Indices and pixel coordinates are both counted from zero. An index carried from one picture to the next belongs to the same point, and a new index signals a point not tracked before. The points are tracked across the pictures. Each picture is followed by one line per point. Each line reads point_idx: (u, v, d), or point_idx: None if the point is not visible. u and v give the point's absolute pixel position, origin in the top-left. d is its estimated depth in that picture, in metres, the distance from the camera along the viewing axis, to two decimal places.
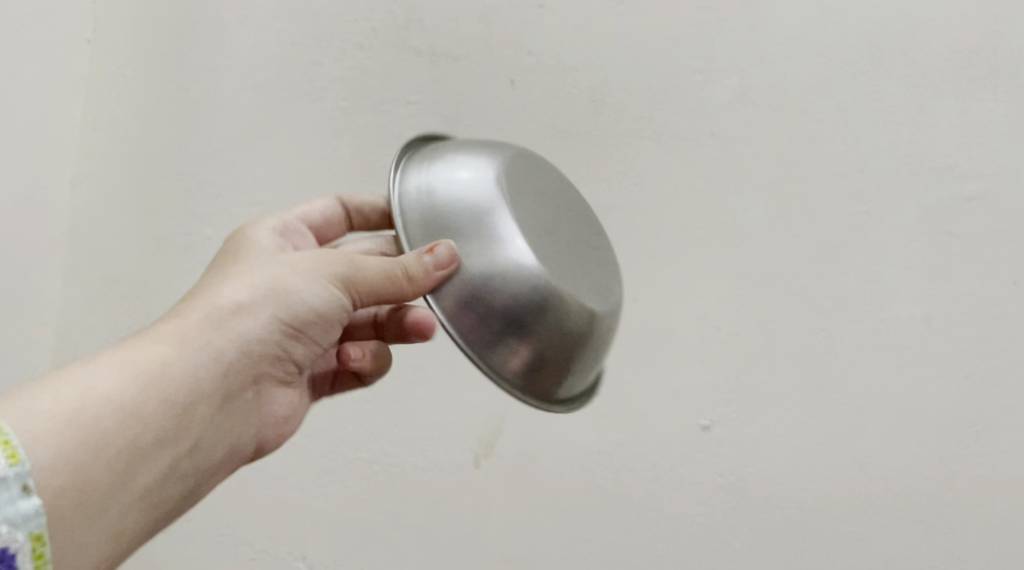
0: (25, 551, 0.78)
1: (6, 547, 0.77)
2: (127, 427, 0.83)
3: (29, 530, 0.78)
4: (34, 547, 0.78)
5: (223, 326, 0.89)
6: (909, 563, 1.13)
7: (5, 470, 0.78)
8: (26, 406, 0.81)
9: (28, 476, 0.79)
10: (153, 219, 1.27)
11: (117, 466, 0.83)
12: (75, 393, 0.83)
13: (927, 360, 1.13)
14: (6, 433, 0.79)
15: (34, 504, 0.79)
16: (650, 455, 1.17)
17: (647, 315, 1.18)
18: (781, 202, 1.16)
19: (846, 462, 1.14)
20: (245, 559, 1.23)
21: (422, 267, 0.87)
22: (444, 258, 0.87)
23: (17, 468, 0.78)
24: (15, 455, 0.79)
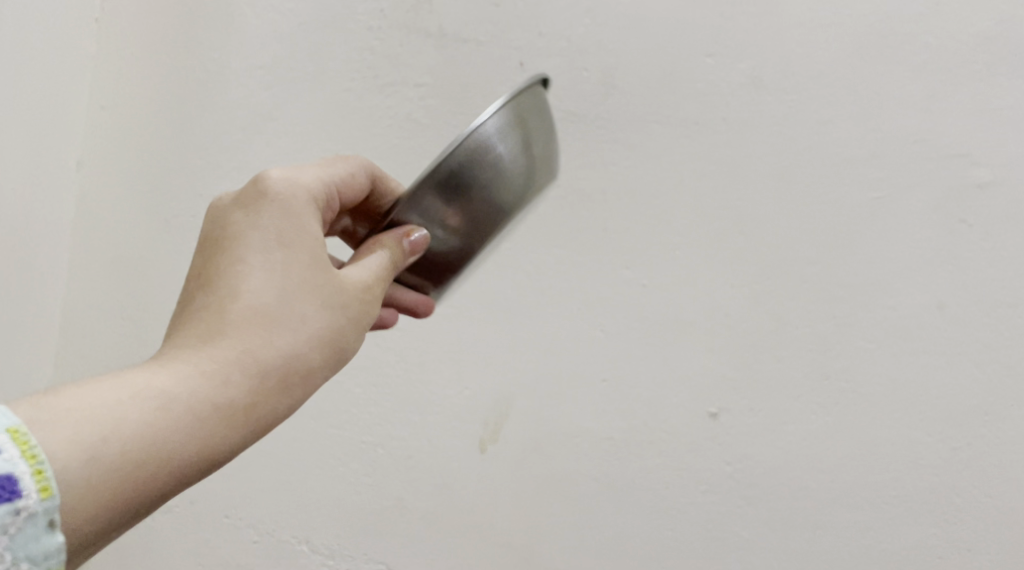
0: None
1: None
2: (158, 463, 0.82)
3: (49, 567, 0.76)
4: None
5: (265, 357, 0.85)
6: (918, 553, 1.13)
7: (33, 503, 0.76)
8: (80, 443, 0.79)
9: (56, 511, 0.77)
10: (159, 200, 1.26)
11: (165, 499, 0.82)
12: (128, 429, 0.81)
13: (938, 349, 1.12)
14: (41, 464, 0.77)
15: (58, 539, 0.77)
16: (657, 443, 1.16)
17: (655, 300, 1.16)
18: (792, 188, 1.14)
19: (855, 451, 1.13)
20: (249, 542, 1.23)
21: (399, 254, 0.90)
22: (418, 243, 0.90)
23: (47, 502, 0.76)
24: (46, 488, 0.77)
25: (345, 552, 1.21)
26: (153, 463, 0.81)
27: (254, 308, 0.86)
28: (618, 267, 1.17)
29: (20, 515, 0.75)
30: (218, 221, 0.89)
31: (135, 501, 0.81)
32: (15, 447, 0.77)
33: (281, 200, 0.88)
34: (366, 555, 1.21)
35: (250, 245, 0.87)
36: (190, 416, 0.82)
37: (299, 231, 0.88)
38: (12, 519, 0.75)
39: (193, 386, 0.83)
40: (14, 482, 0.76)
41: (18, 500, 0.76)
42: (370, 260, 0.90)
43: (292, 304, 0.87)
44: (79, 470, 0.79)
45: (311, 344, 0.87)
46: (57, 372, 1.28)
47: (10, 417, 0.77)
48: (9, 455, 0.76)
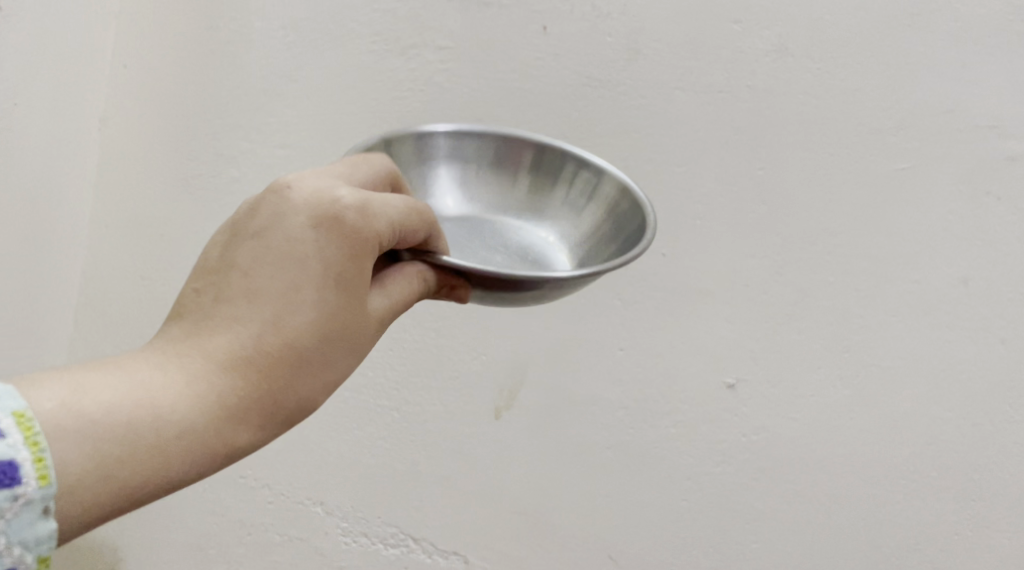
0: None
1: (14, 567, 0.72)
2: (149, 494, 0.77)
3: (39, 553, 0.72)
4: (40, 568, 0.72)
5: (283, 402, 0.81)
6: (933, 528, 1.12)
7: (31, 490, 0.72)
8: (88, 459, 0.75)
9: (52, 498, 0.73)
10: (180, 160, 1.26)
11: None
12: (137, 452, 0.76)
13: (962, 325, 1.10)
14: (42, 447, 0.73)
15: (50, 526, 0.73)
16: (674, 412, 1.15)
17: (675, 270, 1.15)
18: (818, 158, 1.13)
19: (874, 426, 1.12)
20: (264, 502, 1.24)
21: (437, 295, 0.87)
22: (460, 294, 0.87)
23: (45, 490, 0.73)
24: (45, 475, 0.73)
25: (360, 516, 1.22)
26: (153, 491, 0.77)
27: (289, 346, 0.80)
28: None
29: (17, 501, 0.72)
30: (279, 225, 0.80)
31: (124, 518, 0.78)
32: (19, 432, 0.73)
33: (353, 233, 0.80)
34: (381, 517, 1.22)
35: (300, 274, 0.80)
36: (197, 452, 0.78)
37: (355, 268, 0.81)
38: (8, 506, 0.71)
39: (208, 417, 0.78)
40: (15, 467, 0.72)
41: (17, 487, 0.72)
42: (406, 289, 0.85)
43: (324, 347, 0.81)
44: (81, 483, 0.74)
45: (326, 391, 0.82)
46: (80, 328, 1.30)
47: (18, 397, 0.73)
48: (13, 439, 0.72)
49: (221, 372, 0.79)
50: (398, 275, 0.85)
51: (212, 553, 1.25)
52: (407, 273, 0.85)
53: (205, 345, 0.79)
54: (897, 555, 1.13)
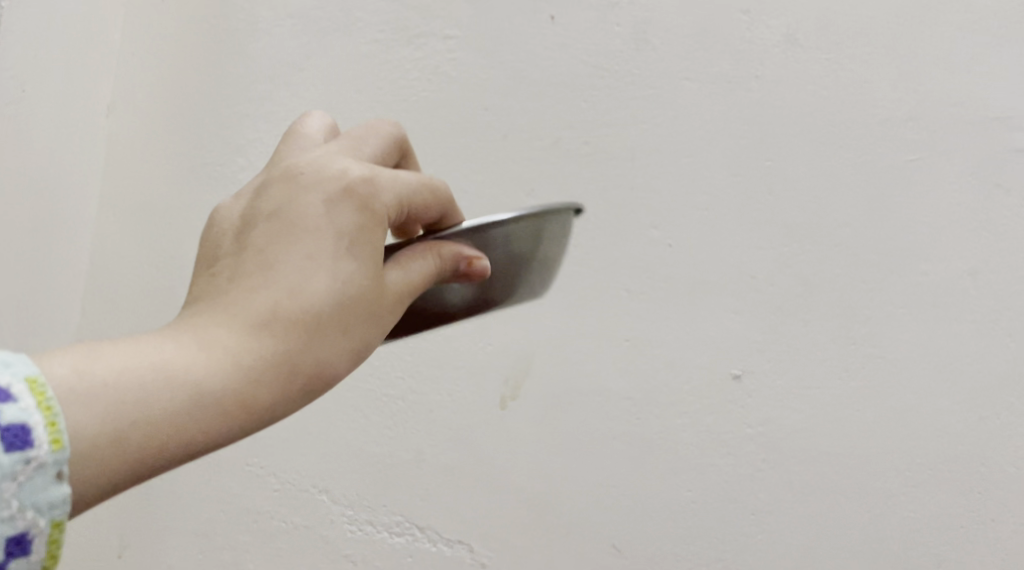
0: (43, 537, 0.70)
1: (26, 531, 0.70)
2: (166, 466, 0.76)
3: (52, 518, 0.71)
4: (52, 533, 0.71)
5: (298, 372, 0.80)
6: (940, 522, 1.10)
7: (43, 454, 0.70)
8: (98, 422, 0.74)
9: (66, 463, 0.71)
10: (187, 148, 1.26)
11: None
12: (147, 417, 0.75)
13: (969, 318, 1.10)
14: (55, 412, 0.71)
15: (63, 492, 0.71)
16: (680, 403, 1.15)
17: (681, 260, 1.15)
18: (825, 148, 1.12)
19: (881, 418, 1.11)
20: (270, 490, 1.24)
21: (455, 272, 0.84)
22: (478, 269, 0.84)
23: (58, 454, 0.71)
24: (58, 440, 0.71)
25: (365, 504, 1.21)
26: (165, 458, 0.76)
27: (303, 315, 0.79)
28: (645, 226, 1.16)
29: (29, 464, 0.70)
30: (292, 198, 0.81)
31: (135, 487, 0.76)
32: (32, 397, 0.71)
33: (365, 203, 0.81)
34: (386, 506, 1.21)
35: (316, 243, 0.80)
36: (210, 420, 0.77)
37: (368, 238, 0.81)
38: (21, 469, 0.69)
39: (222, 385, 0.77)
40: (27, 431, 0.70)
41: (30, 450, 0.70)
42: (420, 265, 0.83)
43: (338, 316, 0.80)
44: (90, 446, 0.73)
45: (342, 362, 0.81)
46: (86, 317, 1.28)
47: (29, 363, 0.72)
48: (25, 403, 0.71)
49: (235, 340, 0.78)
50: (414, 250, 0.83)
51: (218, 541, 1.25)
52: (422, 251, 0.84)
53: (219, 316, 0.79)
54: (905, 551, 1.10)
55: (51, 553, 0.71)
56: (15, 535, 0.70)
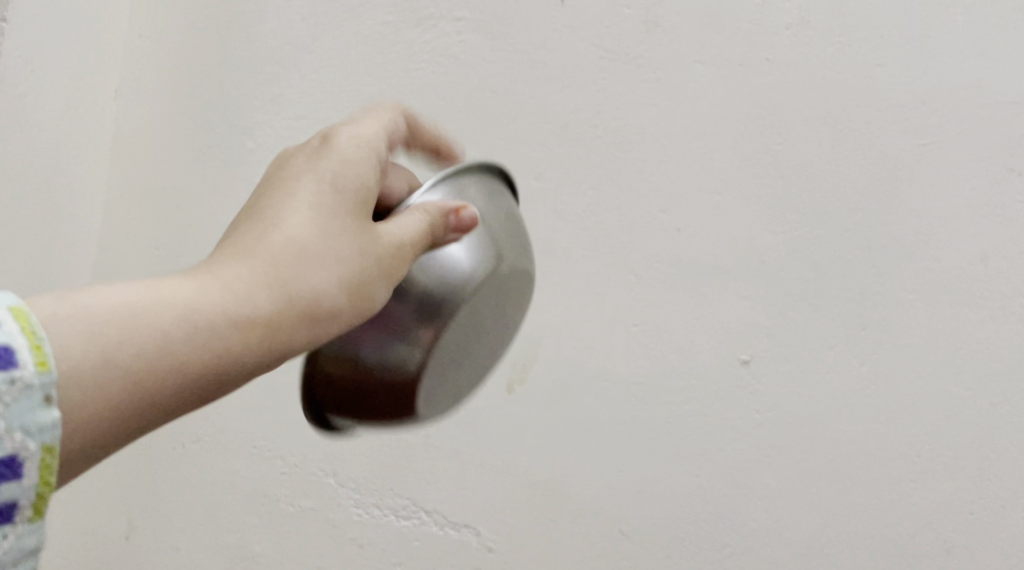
0: (33, 462, 0.67)
1: (15, 453, 0.67)
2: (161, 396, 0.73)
3: (43, 441, 0.67)
4: (44, 456, 0.68)
5: (296, 304, 0.77)
6: (949, 509, 1.09)
7: (28, 376, 0.67)
8: (80, 335, 0.71)
9: (53, 386, 0.68)
10: (194, 130, 1.25)
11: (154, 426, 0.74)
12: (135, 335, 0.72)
13: (981, 304, 1.09)
14: (39, 335, 0.68)
15: (52, 415, 0.68)
16: (688, 388, 1.14)
17: (690, 245, 1.14)
18: (837, 132, 1.12)
19: (890, 404, 1.10)
20: (277, 473, 1.24)
21: (444, 226, 0.82)
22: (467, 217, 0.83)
23: (44, 376, 0.68)
24: (43, 361, 0.68)
25: (373, 487, 1.22)
26: (150, 379, 0.72)
27: (292, 242, 0.78)
28: (654, 210, 1.15)
29: (15, 385, 0.67)
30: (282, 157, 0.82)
31: (122, 417, 0.72)
32: (15, 322, 0.68)
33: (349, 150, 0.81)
34: (394, 489, 1.21)
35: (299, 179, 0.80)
36: (202, 345, 0.74)
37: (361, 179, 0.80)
38: (6, 390, 0.66)
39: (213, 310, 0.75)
40: (9, 352, 0.67)
41: (15, 370, 0.67)
42: (408, 220, 0.81)
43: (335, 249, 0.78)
44: (71, 360, 0.70)
45: (342, 300, 0.79)
46: None
47: (13, 292, 0.69)
48: (9, 327, 0.67)
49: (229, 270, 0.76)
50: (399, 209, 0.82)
51: (227, 523, 1.26)
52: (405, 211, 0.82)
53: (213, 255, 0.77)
54: (912, 536, 1.10)
55: (45, 478, 0.68)
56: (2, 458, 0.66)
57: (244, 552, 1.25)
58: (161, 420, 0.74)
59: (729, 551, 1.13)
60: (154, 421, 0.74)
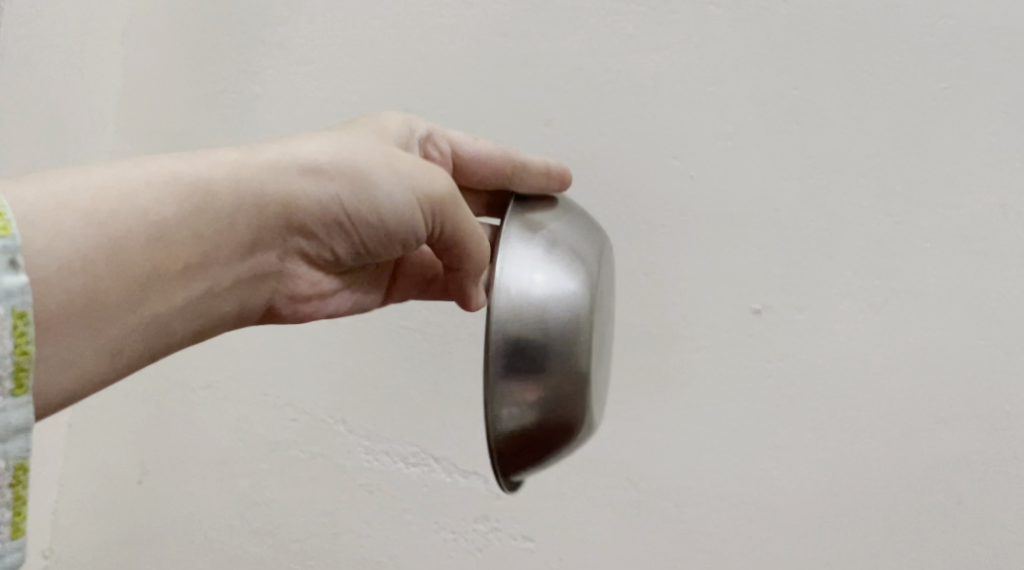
0: (6, 327, 0.74)
1: None
2: (149, 251, 0.80)
3: (12, 307, 0.74)
4: (16, 324, 0.74)
5: (289, 175, 0.84)
6: (961, 461, 1.06)
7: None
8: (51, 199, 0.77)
9: (17, 252, 0.75)
10: (202, 74, 1.24)
11: (128, 283, 0.79)
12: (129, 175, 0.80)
13: (1000, 252, 1.06)
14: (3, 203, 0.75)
15: (21, 281, 0.74)
16: (697, 337, 1.13)
17: (702, 193, 1.12)
18: (856, 77, 1.09)
19: (904, 355, 1.08)
20: (287, 420, 1.24)
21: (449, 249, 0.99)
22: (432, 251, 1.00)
23: (8, 244, 0.74)
24: (5, 228, 0.75)
25: (383, 435, 1.21)
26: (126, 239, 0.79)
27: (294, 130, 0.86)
28: (667, 157, 1.13)
29: None
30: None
31: (101, 257, 0.78)
32: None
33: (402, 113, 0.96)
34: (403, 438, 1.20)
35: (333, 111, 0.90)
36: (188, 196, 0.81)
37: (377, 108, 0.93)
38: None
39: (204, 183, 0.81)
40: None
41: None
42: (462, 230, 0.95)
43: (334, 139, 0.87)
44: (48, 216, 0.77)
45: (332, 177, 0.85)
46: None
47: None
48: None
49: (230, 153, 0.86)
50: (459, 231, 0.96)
51: (235, 468, 1.26)
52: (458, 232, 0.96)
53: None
54: (923, 487, 1.07)
55: (19, 346, 0.74)
56: None
57: (251, 497, 1.25)
58: (140, 269, 0.79)
59: (737, 501, 1.11)
60: (130, 272, 0.79)
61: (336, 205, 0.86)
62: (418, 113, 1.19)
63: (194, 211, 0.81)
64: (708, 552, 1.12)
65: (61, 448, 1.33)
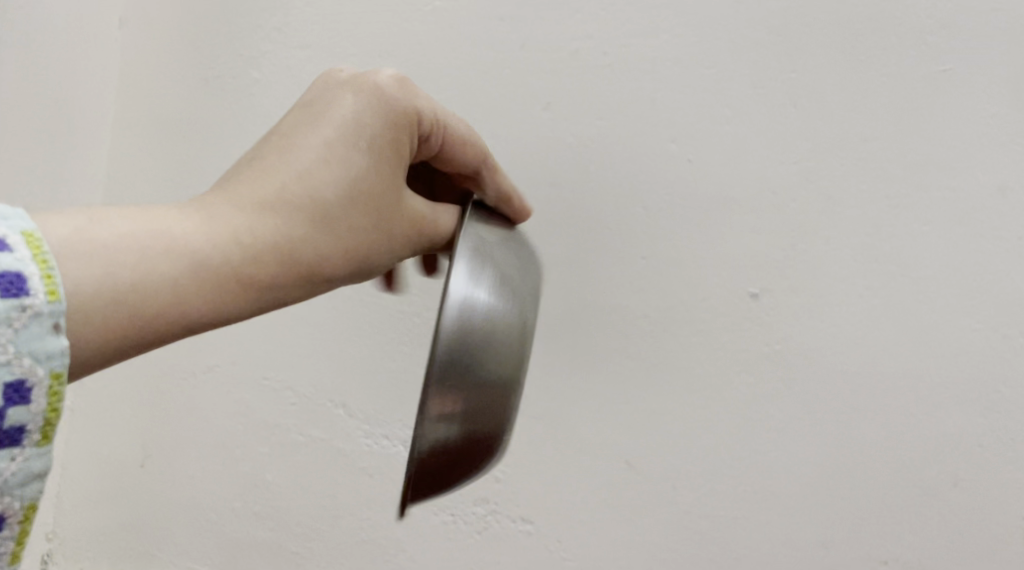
0: (42, 387, 0.76)
1: (25, 380, 0.75)
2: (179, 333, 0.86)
3: (51, 368, 0.76)
4: (52, 384, 0.76)
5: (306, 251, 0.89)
6: (958, 443, 1.06)
7: (39, 304, 0.76)
8: (99, 285, 0.82)
9: (62, 316, 0.77)
10: (200, 60, 1.24)
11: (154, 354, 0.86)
12: (157, 249, 0.84)
13: (998, 234, 1.06)
14: (54, 271, 0.77)
15: (62, 343, 0.77)
16: (695, 321, 1.13)
17: (700, 176, 1.12)
18: (853, 59, 1.08)
19: (901, 337, 1.08)
20: (287, 404, 1.24)
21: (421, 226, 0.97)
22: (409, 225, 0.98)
23: (53, 306, 0.77)
24: (53, 292, 0.77)
25: (382, 419, 1.21)
26: (161, 322, 0.84)
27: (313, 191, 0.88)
28: (664, 140, 1.13)
29: (25, 312, 0.76)
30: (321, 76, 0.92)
31: (139, 335, 0.83)
32: (26, 250, 0.77)
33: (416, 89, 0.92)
34: (402, 422, 1.20)
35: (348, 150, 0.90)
36: (218, 283, 0.86)
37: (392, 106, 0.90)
38: (18, 316, 0.75)
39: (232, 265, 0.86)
40: (22, 280, 0.76)
41: (26, 298, 0.76)
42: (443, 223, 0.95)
43: (349, 212, 0.89)
44: (94, 299, 0.81)
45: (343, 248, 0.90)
46: None
47: (25, 217, 0.78)
48: (20, 255, 0.77)
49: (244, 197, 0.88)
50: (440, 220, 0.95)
51: (236, 452, 1.26)
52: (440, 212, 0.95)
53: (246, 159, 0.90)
54: (920, 468, 1.07)
55: (51, 404, 0.76)
56: (12, 384, 0.75)
57: (252, 480, 1.26)
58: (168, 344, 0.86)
59: (734, 483, 1.12)
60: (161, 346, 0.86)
61: (348, 269, 0.91)
62: None
63: (222, 295, 0.86)
64: (705, 534, 1.12)
65: (65, 432, 1.34)
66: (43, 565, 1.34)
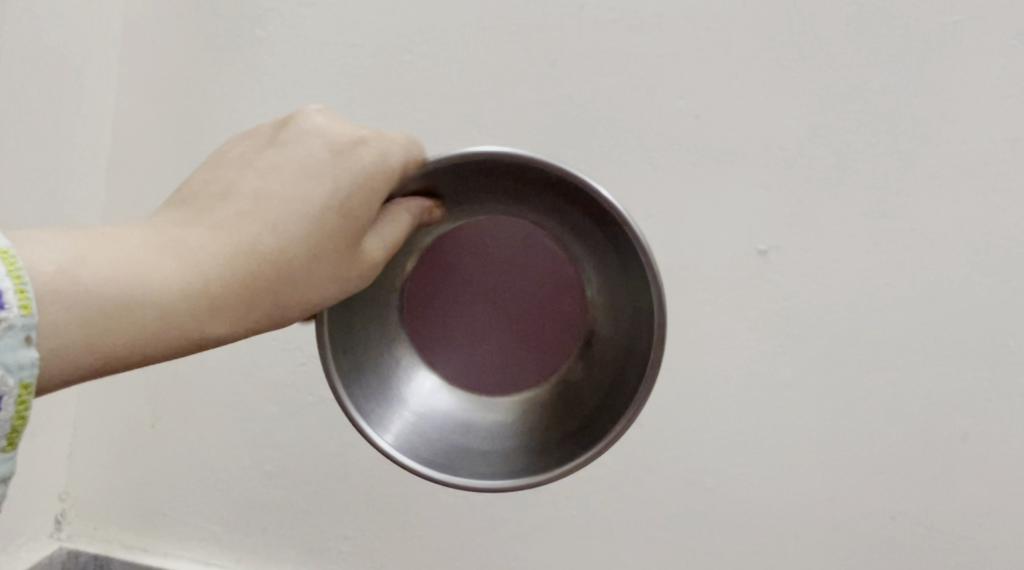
0: (11, 397, 0.75)
1: None
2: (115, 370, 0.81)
3: (21, 379, 0.75)
4: (21, 394, 0.75)
5: None
6: (966, 396, 1.07)
7: (14, 319, 0.75)
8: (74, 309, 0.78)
9: (33, 328, 0.76)
10: (202, 17, 1.19)
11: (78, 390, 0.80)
12: (112, 280, 0.79)
13: (1008, 188, 1.05)
14: (25, 283, 0.76)
15: (31, 355, 0.75)
16: (703, 279, 1.11)
17: (708, 131, 1.10)
18: (863, 12, 1.07)
19: (909, 292, 1.08)
20: (297, 364, 1.21)
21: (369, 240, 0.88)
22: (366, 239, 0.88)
23: (27, 320, 0.75)
24: (26, 306, 0.75)
25: None
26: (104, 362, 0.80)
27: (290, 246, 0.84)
28: (671, 97, 1.11)
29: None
30: (298, 130, 0.87)
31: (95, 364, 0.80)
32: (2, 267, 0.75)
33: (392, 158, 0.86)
34: None
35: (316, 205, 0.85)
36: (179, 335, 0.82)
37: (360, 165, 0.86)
38: None
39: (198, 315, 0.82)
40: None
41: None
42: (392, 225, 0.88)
43: (323, 268, 0.85)
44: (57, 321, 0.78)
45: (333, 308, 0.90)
46: (110, 197, 1.23)
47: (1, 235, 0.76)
48: None
49: (208, 245, 0.83)
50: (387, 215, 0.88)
51: (244, 413, 1.23)
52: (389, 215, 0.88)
53: (215, 197, 0.85)
54: (928, 423, 1.08)
55: (18, 412, 0.75)
56: None
57: (261, 441, 1.23)
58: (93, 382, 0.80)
59: (743, 440, 1.12)
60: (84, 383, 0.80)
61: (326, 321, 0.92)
62: (418, 55, 1.16)
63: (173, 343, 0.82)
64: (713, 490, 1.13)
65: (70, 393, 1.26)
66: (55, 527, 1.27)
